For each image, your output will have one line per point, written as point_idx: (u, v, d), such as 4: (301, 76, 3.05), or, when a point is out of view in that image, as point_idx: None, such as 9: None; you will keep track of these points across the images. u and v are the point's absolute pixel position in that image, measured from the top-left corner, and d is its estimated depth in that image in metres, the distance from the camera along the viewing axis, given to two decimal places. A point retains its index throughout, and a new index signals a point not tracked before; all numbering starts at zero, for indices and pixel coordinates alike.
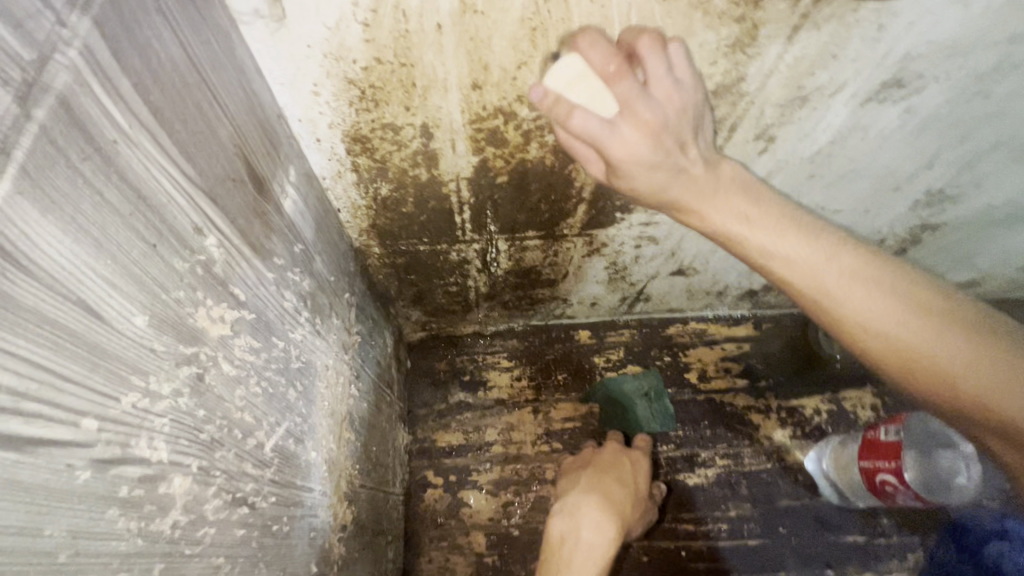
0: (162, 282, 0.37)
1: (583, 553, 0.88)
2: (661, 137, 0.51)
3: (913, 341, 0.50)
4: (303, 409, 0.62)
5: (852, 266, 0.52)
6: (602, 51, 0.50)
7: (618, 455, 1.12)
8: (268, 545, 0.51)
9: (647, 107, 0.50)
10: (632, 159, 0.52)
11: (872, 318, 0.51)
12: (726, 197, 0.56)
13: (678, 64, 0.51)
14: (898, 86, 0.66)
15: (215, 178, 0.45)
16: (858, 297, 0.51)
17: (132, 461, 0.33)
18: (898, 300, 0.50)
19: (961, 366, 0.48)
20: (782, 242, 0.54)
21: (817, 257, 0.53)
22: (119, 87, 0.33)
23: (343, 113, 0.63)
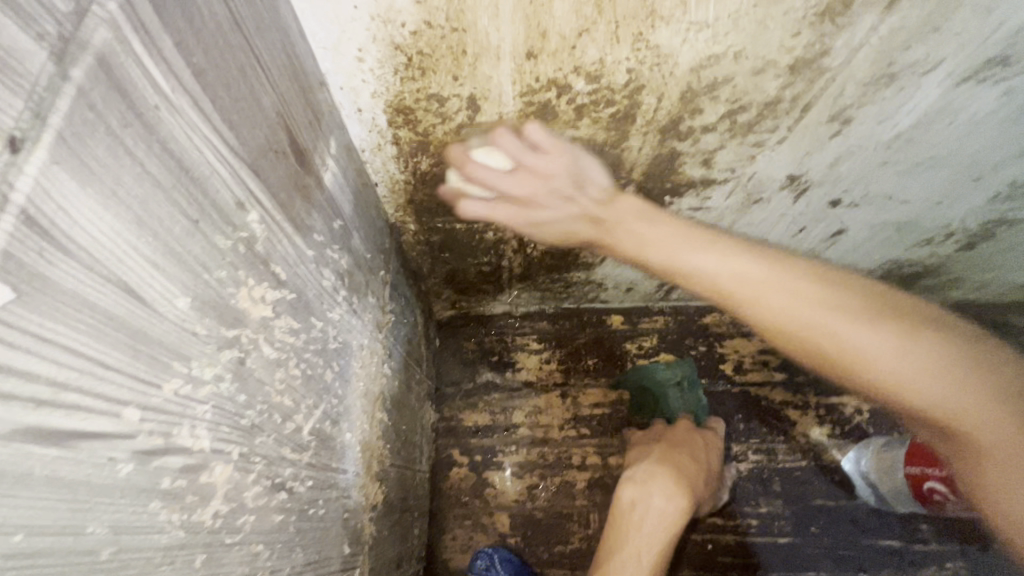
0: (204, 261, 0.34)
1: (650, 521, 0.88)
2: (550, 199, 0.67)
3: (835, 339, 0.54)
4: (339, 390, 0.61)
5: (812, 297, 0.56)
6: (534, 135, 0.65)
7: (696, 436, 1.07)
8: (305, 529, 0.50)
9: (524, 189, 0.65)
10: (540, 221, 0.69)
11: (783, 309, 0.56)
12: (699, 246, 0.61)
13: (541, 141, 0.65)
14: (1004, 65, 0.58)
15: (258, 149, 0.42)
16: (775, 297, 0.56)
17: (173, 451, 0.31)
18: (807, 296, 0.56)
19: (883, 365, 0.52)
20: (741, 284, 0.58)
21: (795, 300, 0.56)
22: (162, 48, 0.30)
23: (387, 82, 0.59)
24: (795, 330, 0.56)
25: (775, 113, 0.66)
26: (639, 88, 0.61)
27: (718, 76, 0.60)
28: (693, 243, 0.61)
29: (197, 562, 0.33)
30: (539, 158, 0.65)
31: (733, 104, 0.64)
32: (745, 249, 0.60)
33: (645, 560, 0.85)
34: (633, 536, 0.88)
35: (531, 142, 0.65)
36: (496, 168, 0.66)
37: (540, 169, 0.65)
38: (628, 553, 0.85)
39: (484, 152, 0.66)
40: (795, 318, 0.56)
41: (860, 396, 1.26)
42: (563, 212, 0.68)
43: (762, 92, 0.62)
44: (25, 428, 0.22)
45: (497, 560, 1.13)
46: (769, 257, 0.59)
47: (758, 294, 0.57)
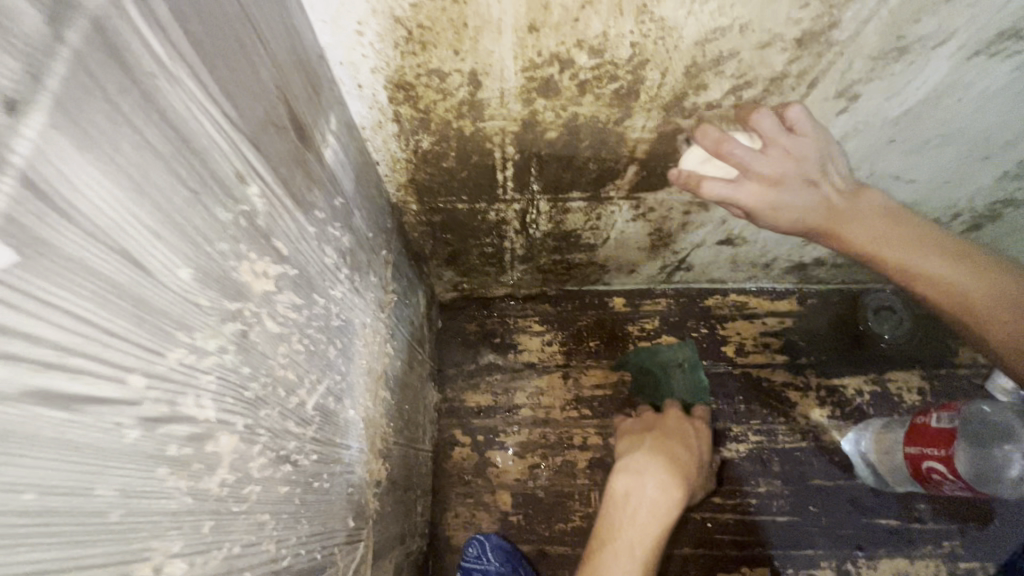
0: (205, 233, 0.34)
1: (643, 514, 0.85)
2: (800, 182, 0.58)
3: (935, 273, 0.60)
4: (342, 366, 0.61)
5: (935, 251, 0.60)
6: (767, 122, 0.57)
7: (686, 424, 1.05)
8: (310, 501, 0.51)
9: (769, 165, 0.57)
10: (778, 206, 0.59)
11: (928, 272, 0.60)
12: (858, 215, 0.61)
13: (800, 121, 0.57)
14: (1016, 38, 0.57)
15: (257, 123, 0.42)
16: (919, 259, 0.60)
17: (179, 419, 0.31)
18: (935, 243, 0.60)
19: (945, 286, 0.60)
20: (903, 250, 0.60)
21: (941, 267, 0.60)
22: (158, 14, 0.30)
23: (387, 56, 0.58)
24: (968, 307, 0.60)
25: (781, 89, 0.65)
26: (643, 62, 0.60)
27: (723, 50, 0.59)
28: (864, 216, 0.61)
29: (205, 528, 0.34)
30: (794, 137, 0.57)
31: (738, 79, 0.63)
32: (908, 223, 0.61)
33: (639, 553, 0.82)
34: (627, 529, 0.84)
35: (789, 122, 0.57)
36: (748, 151, 0.57)
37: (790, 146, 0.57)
38: (619, 545, 0.83)
39: (705, 160, 0.63)
40: (948, 282, 0.60)
41: (861, 378, 1.26)
42: (807, 198, 0.59)
43: (768, 66, 0.61)
44: (31, 391, 0.22)
45: (487, 549, 1.14)
46: (908, 226, 0.61)
47: (931, 285, 0.60)
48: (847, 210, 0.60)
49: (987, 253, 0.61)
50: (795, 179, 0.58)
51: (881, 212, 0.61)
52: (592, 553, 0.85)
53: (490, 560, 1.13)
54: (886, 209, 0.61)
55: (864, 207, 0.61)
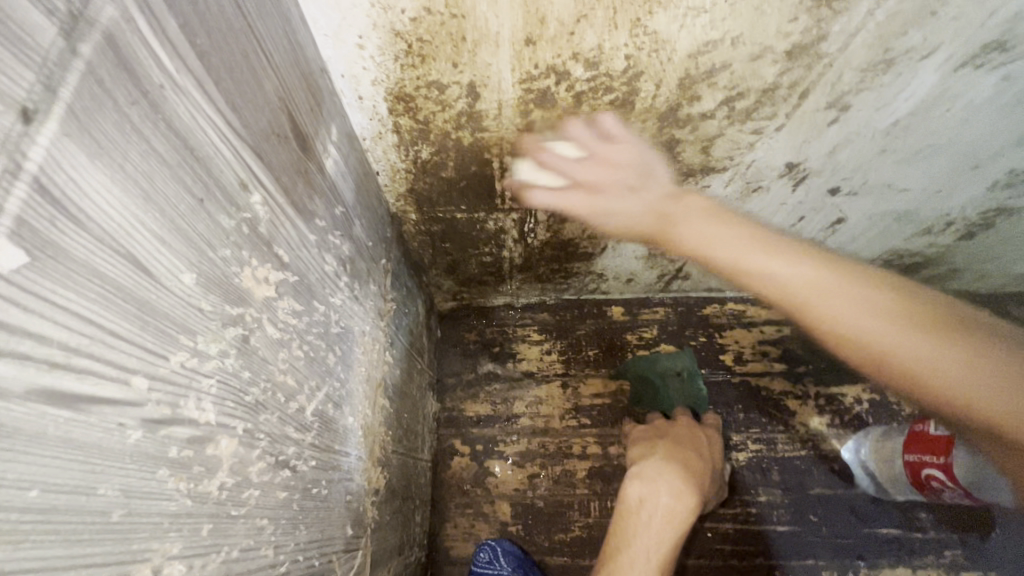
0: (208, 239, 0.35)
1: (659, 519, 0.86)
2: (617, 189, 0.65)
3: (838, 312, 0.52)
4: (341, 373, 0.62)
5: (885, 295, 0.52)
6: (580, 130, 0.67)
7: (698, 434, 1.08)
8: (309, 507, 0.51)
9: (586, 173, 0.66)
10: (610, 211, 0.65)
11: (785, 282, 0.55)
12: (685, 210, 0.62)
13: (611, 130, 0.67)
14: (1001, 50, 0.59)
15: (261, 133, 0.43)
16: (784, 271, 0.55)
17: (180, 421, 0.32)
18: (806, 278, 0.54)
19: (832, 317, 0.52)
20: (773, 273, 0.55)
21: (856, 317, 0.51)
22: (167, 28, 0.31)
23: (387, 69, 0.60)
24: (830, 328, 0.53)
25: (773, 100, 0.67)
26: (638, 74, 0.62)
27: (716, 62, 0.60)
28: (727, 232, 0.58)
29: (204, 531, 0.34)
30: (610, 147, 0.66)
31: (731, 90, 0.65)
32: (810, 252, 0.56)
33: (654, 559, 0.83)
34: (641, 535, 0.85)
35: (600, 132, 0.67)
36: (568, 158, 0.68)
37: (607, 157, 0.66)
38: (634, 548, 0.84)
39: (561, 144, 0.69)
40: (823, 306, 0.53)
41: (859, 386, 1.26)
42: (634, 202, 0.64)
43: (759, 78, 0.63)
44: (38, 390, 0.23)
45: (500, 554, 1.13)
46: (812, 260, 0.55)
47: (819, 299, 0.53)
48: (681, 215, 0.62)
49: (908, 284, 0.53)
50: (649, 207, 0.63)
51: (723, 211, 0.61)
52: (608, 556, 0.86)
53: (502, 565, 1.12)
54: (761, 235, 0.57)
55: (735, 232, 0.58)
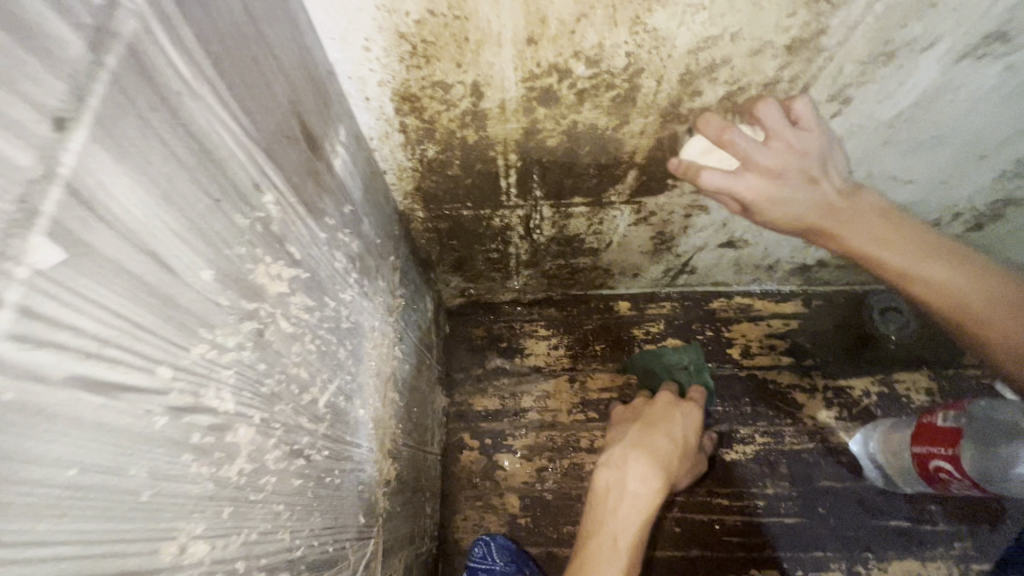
0: (224, 237, 0.37)
1: (626, 508, 0.86)
2: (796, 176, 0.61)
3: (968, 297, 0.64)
4: (352, 366, 0.64)
5: (954, 268, 0.64)
6: (714, 124, 0.62)
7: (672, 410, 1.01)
8: (322, 495, 0.53)
9: (774, 158, 0.60)
10: (781, 200, 0.62)
11: (972, 296, 0.64)
12: (868, 225, 0.64)
13: (804, 117, 0.61)
14: (1002, 40, 0.59)
15: (271, 134, 0.45)
16: (937, 274, 0.64)
17: (202, 409, 0.34)
18: (973, 284, 0.64)
19: (994, 315, 0.64)
20: (978, 294, 0.64)
21: (958, 281, 0.64)
22: (183, 38, 0.33)
23: (393, 70, 0.61)
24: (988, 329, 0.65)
25: (774, 94, 0.67)
26: (638, 71, 0.63)
27: (716, 58, 0.61)
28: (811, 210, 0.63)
29: (225, 513, 0.36)
30: (796, 133, 0.61)
31: (732, 85, 0.65)
32: (940, 245, 0.65)
33: (623, 541, 0.84)
34: (609, 521, 0.86)
35: (791, 118, 0.62)
36: (750, 141, 0.62)
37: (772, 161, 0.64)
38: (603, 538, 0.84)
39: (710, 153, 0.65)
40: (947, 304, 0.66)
41: (868, 380, 1.27)
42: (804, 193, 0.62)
43: (760, 73, 0.63)
44: (74, 377, 0.24)
45: (493, 548, 1.14)
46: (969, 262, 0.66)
47: (946, 292, 0.64)
48: (841, 221, 0.64)
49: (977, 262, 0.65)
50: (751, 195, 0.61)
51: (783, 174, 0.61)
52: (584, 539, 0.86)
53: (496, 559, 1.13)
54: (924, 250, 0.65)
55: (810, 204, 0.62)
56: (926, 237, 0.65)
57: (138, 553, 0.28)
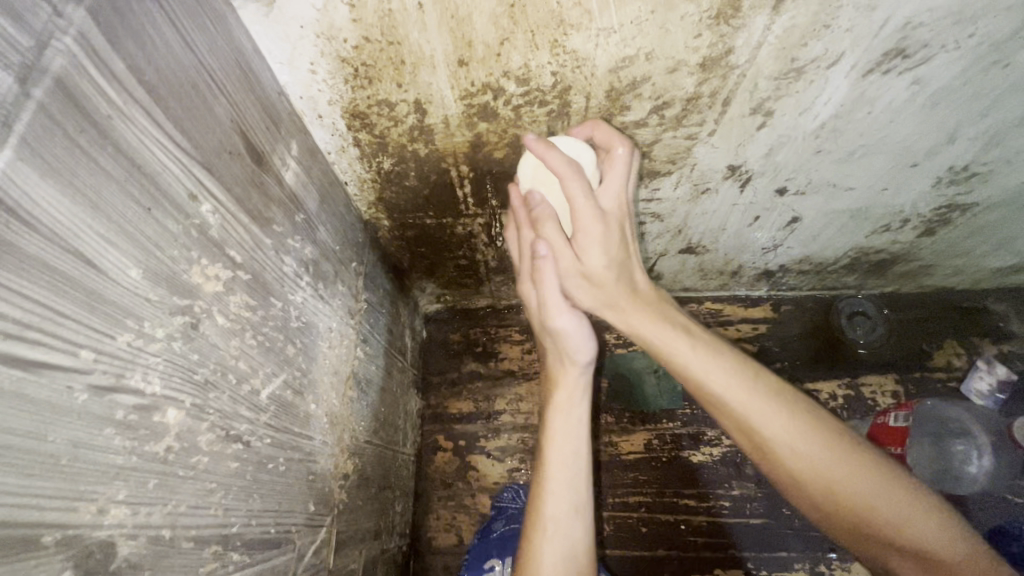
0: (156, 241, 0.42)
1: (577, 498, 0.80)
2: (624, 236, 0.74)
3: (815, 458, 0.62)
4: (302, 363, 0.69)
5: (801, 428, 0.63)
6: (604, 136, 0.71)
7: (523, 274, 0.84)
8: (264, 479, 0.58)
9: (620, 205, 0.74)
10: (607, 245, 0.72)
11: (794, 446, 0.63)
12: (740, 379, 0.66)
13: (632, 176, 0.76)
14: (902, 56, 0.63)
15: (211, 150, 0.50)
16: (771, 417, 0.64)
17: (126, 390, 0.38)
18: (822, 440, 0.63)
19: (853, 485, 0.60)
20: (821, 451, 0.62)
21: (796, 435, 0.63)
22: (114, 70, 0.38)
23: (340, 90, 0.67)
24: (868, 513, 0.60)
25: (699, 108, 0.72)
26: (567, 88, 0.68)
27: (636, 76, 0.66)
28: (738, 388, 0.65)
29: (150, 484, 0.41)
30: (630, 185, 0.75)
31: (657, 100, 0.70)
32: (796, 402, 0.66)
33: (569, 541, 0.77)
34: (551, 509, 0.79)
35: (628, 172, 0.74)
36: (615, 183, 0.72)
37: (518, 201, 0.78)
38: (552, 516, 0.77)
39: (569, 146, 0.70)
40: (885, 518, 0.59)
41: (834, 384, 1.34)
42: (620, 257, 0.74)
43: (681, 88, 0.68)
44: None
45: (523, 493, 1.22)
46: (893, 473, 0.62)
47: (805, 457, 0.62)
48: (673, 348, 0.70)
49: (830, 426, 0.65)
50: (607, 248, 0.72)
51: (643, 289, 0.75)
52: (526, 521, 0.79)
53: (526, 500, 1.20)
54: (773, 400, 0.65)
55: (740, 383, 0.66)
56: (765, 381, 0.67)
57: (57, 509, 0.33)
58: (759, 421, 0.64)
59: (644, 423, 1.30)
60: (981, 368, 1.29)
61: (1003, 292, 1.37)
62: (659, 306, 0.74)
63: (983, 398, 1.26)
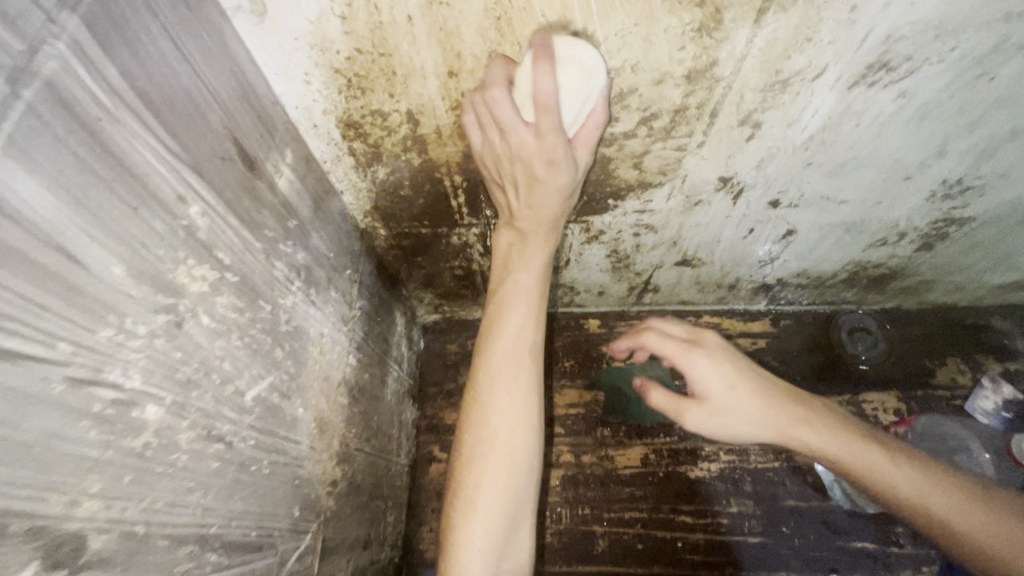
0: (142, 240, 0.44)
1: (523, 430, 0.81)
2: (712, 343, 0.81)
3: (925, 496, 0.70)
4: (291, 367, 0.69)
5: (905, 470, 0.72)
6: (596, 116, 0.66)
7: (538, 181, 0.70)
8: (246, 481, 0.58)
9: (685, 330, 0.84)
10: (720, 362, 0.78)
11: (904, 488, 0.70)
12: (832, 432, 0.75)
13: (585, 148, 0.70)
14: (886, 69, 0.64)
15: (202, 155, 0.52)
16: (877, 464, 0.72)
17: (104, 384, 0.39)
18: (926, 475, 0.71)
19: (960, 519, 0.69)
20: (925, 484, 0.71)
21: (901, 475, 0.71)
22: (106, 74, 0.40)
23: (334, 100, 0.69)
24: (970, 534, 0.68)
25: (687, 119, 0.73)
26: None
27: (623, 87, 0.67)
28: (867, 457, 0.73)
29: (126, 479, 0.41)
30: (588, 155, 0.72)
31: (644, 112, 0.71)
32: (887, 445, 0.75)
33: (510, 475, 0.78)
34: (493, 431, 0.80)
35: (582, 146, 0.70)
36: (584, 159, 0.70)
37: (536, 98, 0.60)
38: (495, 386, 0.82)
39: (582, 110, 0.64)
40: (1004, 553, 0.67)
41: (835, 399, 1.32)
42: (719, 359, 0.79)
43: (667, 100, 0.69)
44: None
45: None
46: (984, 498, 0.71)
47: (917, 492, 0.70)
48: (774, 421, 0.77)
49: (925, 462, 0.73)
50: (734, 376, 0.78)
51: (750, 376, 0.78)
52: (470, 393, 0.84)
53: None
54: (868, 441, 0.75)
55: (860, 448, 0.74)
56: (849, 425, 0.77)
57: (27, 498, 0.34)
58: (857, 462, 0.73)
59: (641, 438, 1.28)
60: (987, 387, 1.26)
61: (1008, 310, 1.35)
62: (762, 383, 0.78)
63: (989, 417, 1.24)
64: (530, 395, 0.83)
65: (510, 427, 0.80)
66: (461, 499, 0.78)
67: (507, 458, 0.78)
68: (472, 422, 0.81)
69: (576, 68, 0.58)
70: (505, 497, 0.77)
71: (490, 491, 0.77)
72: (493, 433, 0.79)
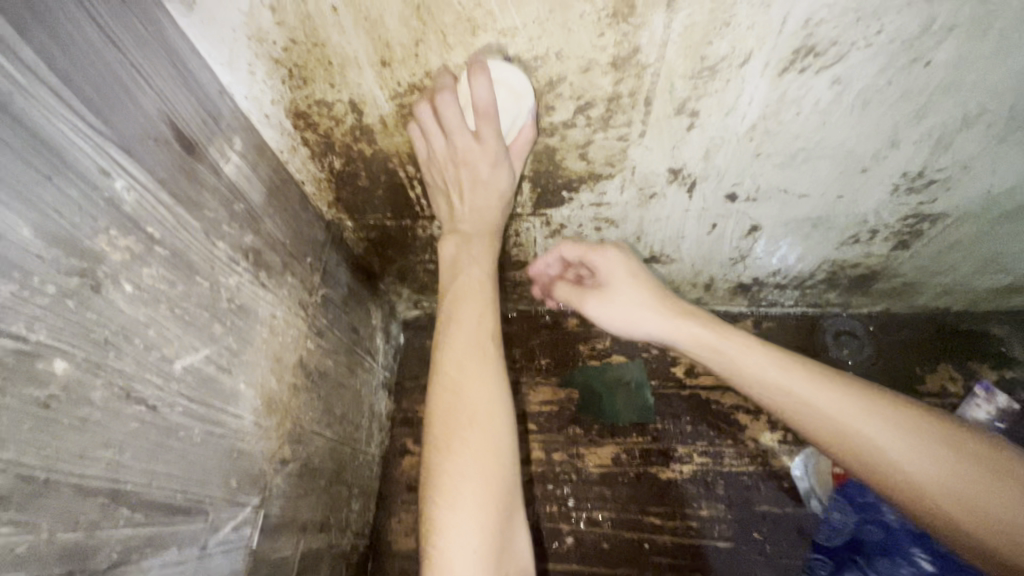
0: (55, 206, 0.47)
1: (492, 419, 0.79)
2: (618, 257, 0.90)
3: (799, 398, 0.74)
4: (232, 343, 0.72)
5: (783, 369, 0.76)
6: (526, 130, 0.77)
7: (481, 182, 0.83)
8: (171, 446, 0.61)
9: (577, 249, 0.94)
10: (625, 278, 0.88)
11: (782, 388, 0.76)
12: (724, 339, 0.82)
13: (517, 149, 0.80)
14: (813, 55, 0.64)
15: (132, 134, 0.56)
16: (758, 367, 0.78)
17: (2, 333, 0.43)
18: (814, 382, 0.75)
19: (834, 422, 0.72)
20: (798, 387, 0.75)
21: (777, 373, 0.77)
22: (19, 51, 0.44)
23: (279, 91, 0.73)
24: (849, 440, 0.71)
25: (622, 108, 0.73)
26: None
27: (552, 75, 0.69)
28: (745, 358, 0.79)
29: (25, 426, 0.45)
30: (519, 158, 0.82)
31: (578, 101, 0.72)
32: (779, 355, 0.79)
33: (485, 467, 0.75)
34: (462, 421, 0.78)
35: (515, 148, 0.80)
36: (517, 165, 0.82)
37: (476, 106, 0.71)
38: (464, 370, 0.82)
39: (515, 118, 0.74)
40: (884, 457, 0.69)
41: None
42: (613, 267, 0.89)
43: (598, 88, 0.70)
44: None
45: None
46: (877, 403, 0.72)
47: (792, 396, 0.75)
48: (667, 327, 0.84)
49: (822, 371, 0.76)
50: (635, 268, 0.89)
51: (660, 292, 0.86)
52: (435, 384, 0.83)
53: None
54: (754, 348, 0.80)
55: (748, 353, 0.79)
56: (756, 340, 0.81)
57: None
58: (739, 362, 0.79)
59: (613, 437, 1.27)
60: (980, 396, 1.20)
61: (1009, 317, 1.29)
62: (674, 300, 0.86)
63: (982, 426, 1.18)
64: (499, 376, 0.83)
65: (482, 408, 0.79)
66: (444, 494, 0.73)
67: (488, 445, 0.77)
68: (446, 412, 0.78)
69: (507, 92, 0.70)
70: (493, 484, 0.74)
71: (474, 481, 0.74)
72: (463, 428, 0.77)
